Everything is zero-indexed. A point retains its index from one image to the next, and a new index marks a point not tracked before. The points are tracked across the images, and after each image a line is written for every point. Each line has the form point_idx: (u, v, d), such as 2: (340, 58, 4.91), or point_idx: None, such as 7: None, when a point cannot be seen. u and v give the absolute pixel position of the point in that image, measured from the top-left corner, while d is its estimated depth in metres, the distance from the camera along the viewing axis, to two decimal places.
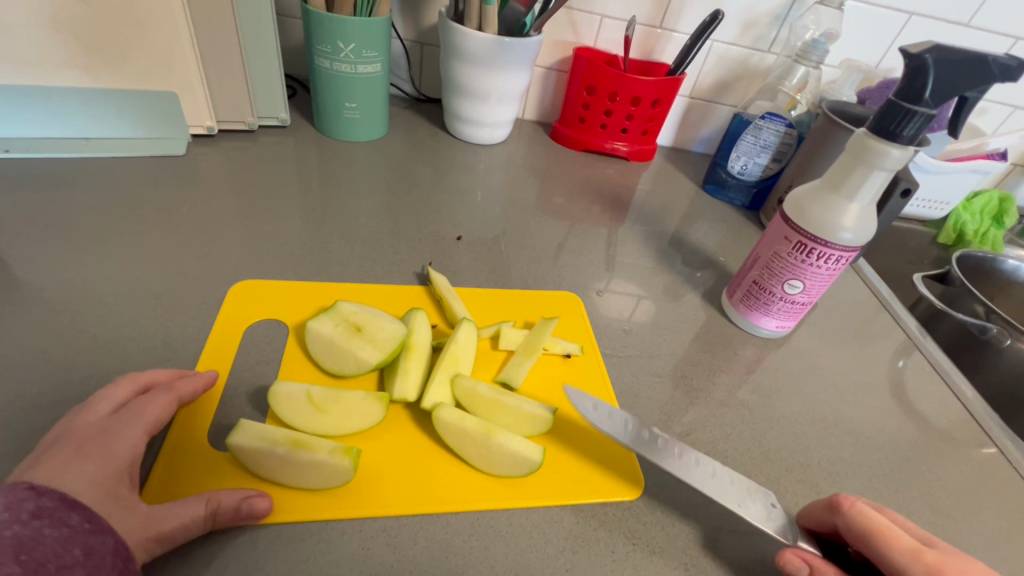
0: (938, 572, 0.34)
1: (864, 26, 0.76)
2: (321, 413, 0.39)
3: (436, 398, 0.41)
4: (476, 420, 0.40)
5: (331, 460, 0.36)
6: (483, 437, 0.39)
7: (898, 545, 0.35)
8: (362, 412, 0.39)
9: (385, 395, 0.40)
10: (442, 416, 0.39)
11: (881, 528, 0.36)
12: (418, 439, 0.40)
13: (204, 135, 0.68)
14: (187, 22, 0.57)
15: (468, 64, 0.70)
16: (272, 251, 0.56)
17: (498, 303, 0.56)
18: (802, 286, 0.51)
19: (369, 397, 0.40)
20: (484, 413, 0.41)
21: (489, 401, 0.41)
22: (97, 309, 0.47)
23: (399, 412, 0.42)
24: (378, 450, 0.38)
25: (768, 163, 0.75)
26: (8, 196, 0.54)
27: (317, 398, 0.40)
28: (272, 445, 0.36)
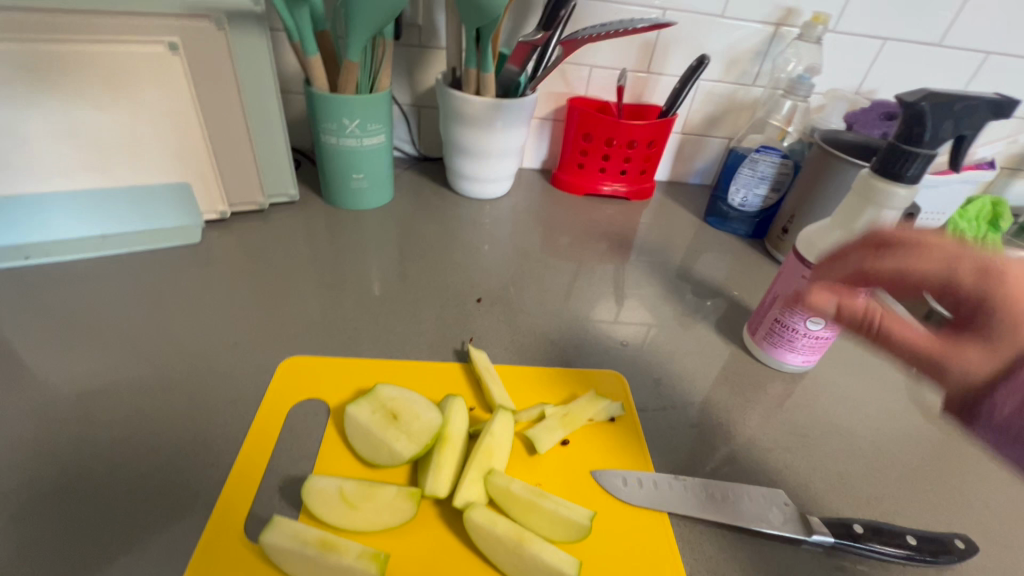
0: (979, 278, 0.31)
1: (842, 54, 0.79)
2: (351, 512, 0.36)
3: (468, 496, 0.37)
4: (508, 523, 0.36)
5: (358, 565, 0.33)
6: (515, 543, 0.35)
7: (932, 272, 0.33)
8: (391, 513, 0.36)
9: (416, 490, 0.37)
10: (474, 519, 0.35)
11: (906, 271, 0.34)
12: (448, 546, 0.36)
13: (217, 219, 0.68)
14: (199, 117, 0.59)
15: (465, 125, 0.72)
16: (292, 329, 0.55)
17: (541, 380, 0.50)
18: (825, 322, 0.51)
19: (400, 491, 0.37)
20: (519, 517, 0.37)
21: (524, 502, 0.37)
22: (122, 411, 0.44)
23: (432, 512, 0.38)
24: (408, 556, 0.35)
25: (767, 193, 0.77)
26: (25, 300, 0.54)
27: (349, 493, 0.37)
28: (302, 545, 0.34)
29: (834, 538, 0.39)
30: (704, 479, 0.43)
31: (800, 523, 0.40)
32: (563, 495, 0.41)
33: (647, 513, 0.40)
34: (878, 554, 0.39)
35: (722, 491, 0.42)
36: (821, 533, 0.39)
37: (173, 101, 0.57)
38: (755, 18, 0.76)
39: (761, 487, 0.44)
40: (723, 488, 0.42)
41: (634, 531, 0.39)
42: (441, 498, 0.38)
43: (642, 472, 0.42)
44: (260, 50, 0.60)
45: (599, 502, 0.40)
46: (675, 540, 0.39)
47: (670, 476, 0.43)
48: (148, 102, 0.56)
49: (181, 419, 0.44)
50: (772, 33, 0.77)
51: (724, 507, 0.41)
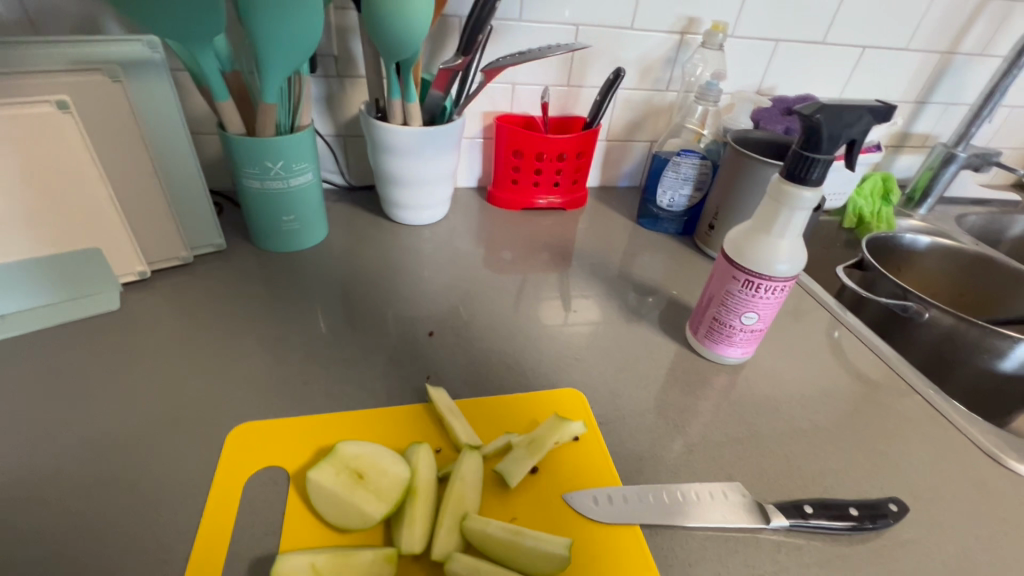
0: None
1: (743, 56, 0.85)
2: None
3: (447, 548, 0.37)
4: (491, 569, 0.36)
5: None
6: None
7: None
8: None
9: (393, 553, 0.36)
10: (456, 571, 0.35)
11: None
12: None
13: (137, 280, 0.62)
14: (102, 177, 0.54)
15: (394, 156, 0.71)
16: (235, 391, 0.51)
17: (504, 410, 0.51)
18: (757, 316, 0.55)
19: (377, 557, 0.36)
20: (500, 559, 0.37)
21: (503, 544, 0.37)
22: (56, 518, 0.41)
23: (413, 569, 0.37)
24: None
25: (692, 193, 0.81)
26: None
27: (323, 569, 0.36)
28: None
29: (788, 523, 0.43)
30: (669, 485, 0.45)
31: (759, 512, 0.44)
32: (540, 527, 0.41)
33: (620, 529, 0.42)
34: (827, 529, 0.44)
35: (688, 494, 0.45)
36: (778, 518, 0.43)
37: (67, 162, 0.51)
38: (662, 28, 0.81)
39: (719, 483, 0.47)
40: (687, 492, 0.45)
41: (610, 550, 0.41)
42: (419, 554, 0.37)
43: (611, 489, 0.44)
44: (165, 99, 0.56)
45: (573, 526, 0.42)
46: (650, 552, 0.41)
47: (636, 487, 0.45)
48: (42, 168, 0.51)
49: (127, 515, 0.41)
50: (678, 41, 0.82)
51: (688, 510, 0.43)
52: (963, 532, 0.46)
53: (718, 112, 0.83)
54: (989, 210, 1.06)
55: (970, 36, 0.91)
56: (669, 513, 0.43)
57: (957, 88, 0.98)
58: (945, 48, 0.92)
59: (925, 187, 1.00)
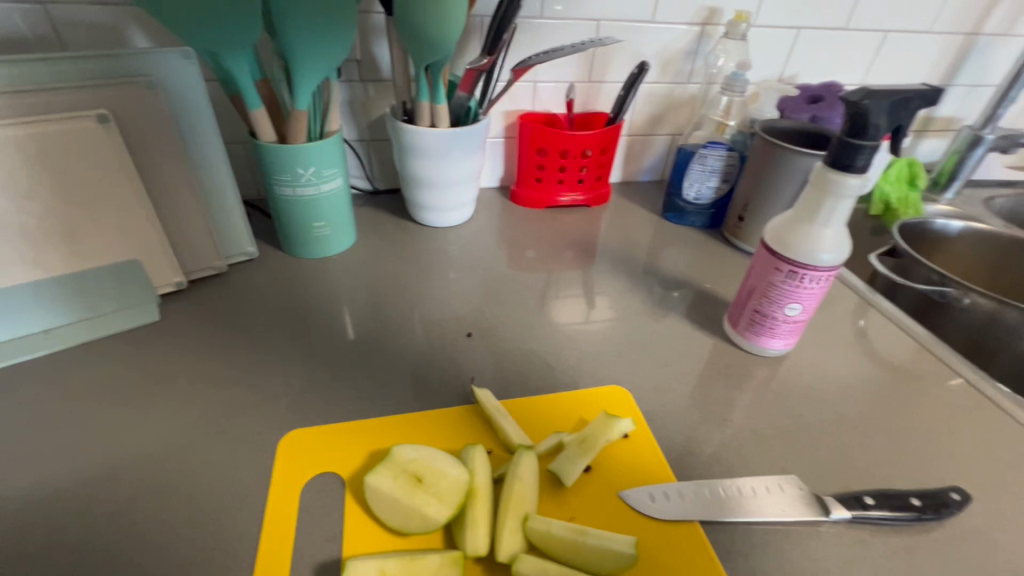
0: None
1: (764, 45, 0.84)
2: None
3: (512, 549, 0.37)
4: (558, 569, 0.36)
5: None
6: None
7: None
8: None
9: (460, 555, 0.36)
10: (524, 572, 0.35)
11: None
12: None
13: (174, 290, 0.62)
14: (138, 188, 0.54)
15: (421, 158, 0.71)
16: (279, 398, 0.51)
17: (550, 409, 0.51)
18: (800, 306, 0.54)
19: (443, 560, 0.36)
20: (564, 559, 0.37)
21: (568, 544, 0.37)
22: (117, 529, 0.41)
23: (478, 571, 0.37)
24: None
25: (718, 185, 0.80)
26: None
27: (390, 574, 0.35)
28: None
29: (848, 515, 0.43)
30: (724, 481, 0.45)
31: (817, 505, 0.43)
32: (598, 525, 0.41)
33: (679, 526, 0.42)
34: (889, 520, 0.43)
35: (743, 488, 0.44)
36: (838, 510, 0.42)
37: (106, 175, 0.52)
38: (683, 21, 0.80)
39: (773, 475, 0.46)
40: (743, 486, 0.44)
41: (671, 547, 0.40)
42: (483, 557, 0.37)
43: (666, 485, 0.44)
44: (198, 109, 0.56)
45: (631, 523, 0.42)
46: (711, 548, 0.41)
47: (691, 483, 0.44)
48: (81, 181, 0.51)
49: (187, 524, 0.41)
50: (700, 33, 0.81)
51: (746, 504, 0.43)
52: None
53: (742, 103, 0.82)
54: (1016, 192, 1.05)
55: (994, 17, 0.90)
56: (726, 508, 0.42)
57: (981, 69, 0.96)
58: (970, 29, 0.91)
59: (951, 171, 0.99)
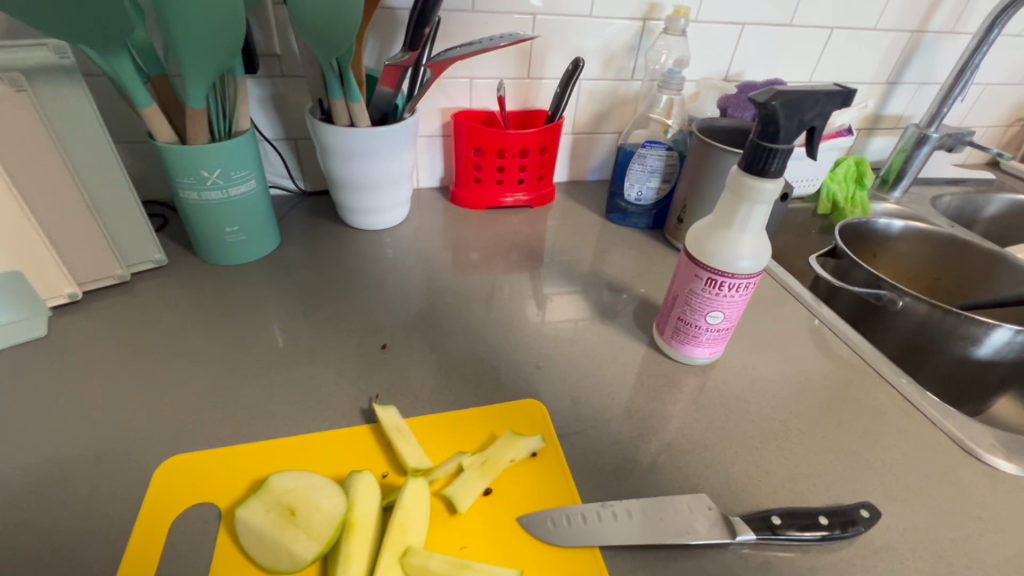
0: None
1: (708, 42, 0.83)
2: None
3: None
4: None
5: None
6: None
7: None
8: None
9: None
10: None
11: None
12: None
13: (68, 303, 0.58)
14: (15, 195, 0.50)
15: (344, 159, 0.67)
16: (166, 419, 0.48)
17: (457, 427, 0.48)
18: (722, 315, 0.53)
19: None
20: None
21: None
22: None
23: None
24: None
25: (660, 185, 0.78)
26: None
27: None
28: None
29: (754, 537, 0.41)
30: (632, 501, 0.43)
31: (724, 526, 0.41)
32: (491, 555, 0.39)
33: (578, 552, 0.40)
34: (796, 540, 0.42)
35: (651, 510, 0.42)
36: (744, 532, 0.41)
37: None
38: (623, 15, 0.77)
39: (685, 494, 0.44)
40: (650, 507, 0.42)
41: None
42: None
43: (568, 508, 0.42)
44: (83, 109, 0.52)
45: (527, 551, 0.40)
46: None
47: (595, 505, 0.42)
48: None
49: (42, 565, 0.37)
50: (641, 28, 0.79)
51: (650, 528, 0.41)
52: (937, 535, 0.44)
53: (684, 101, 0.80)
54: (963, 191, 1.05)
55: (938, 14, 0.89)
56: (630, 533, 0.40)
57: (928, 67, 0.96)
58: (915, 27, 0.90)
59: (899, 170, 0.98)
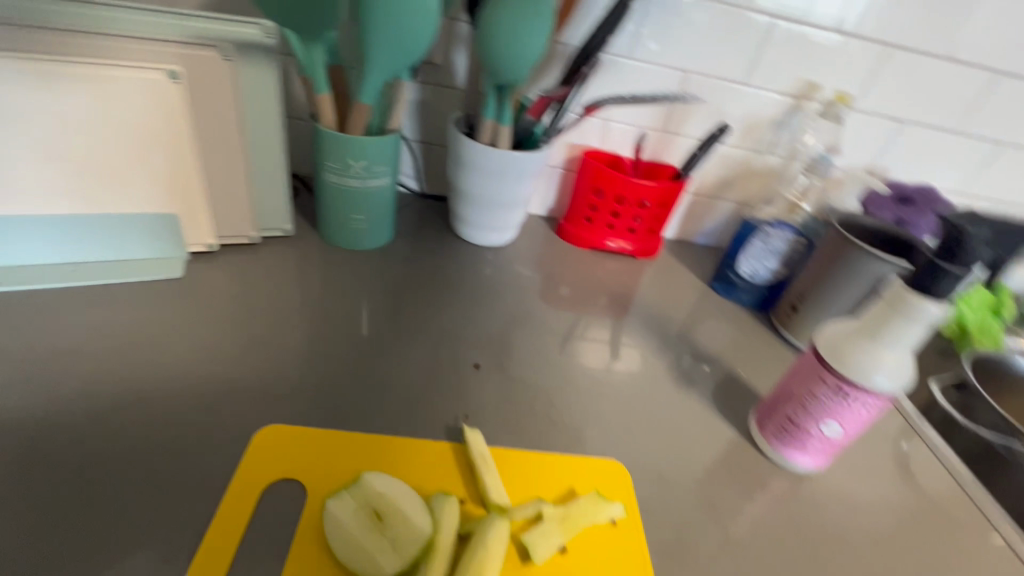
0: None
1: (861, 132, 0.78)
2: None
3: None
4: None
5: None
6: None
7: None
8: None
9: None
10: None
11: None
12: None
13: (204, 251, 0.63)
14: (194, 149, 0.55)
15: (475, 173, 0.69)
16: (270, 389, 0.50)
17: (537, 470, 0.47)
18: (840, 427, 0.49)
19: None
20: None
21: None
22: (67, 490, 0.40)
23: None
24: None
25: (777, 268, 0.75)
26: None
27: None
28: None
29: None
30: None
31: None
32: None
33: None
34: None
35: None
36: None
37: (164, 127, 0.53)
38: (777, 89, 0.75)
39: None
40: None
41: None
42: None
43: None
44: (268, 85, 0.56)
45: None
46: None
47: None
48: (141, 131, 0.52)
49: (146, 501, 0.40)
50: (793, 105, 0.77)
51: None
52: None
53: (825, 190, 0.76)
54: None
55: None
56: None
57: None
58: None
59: None
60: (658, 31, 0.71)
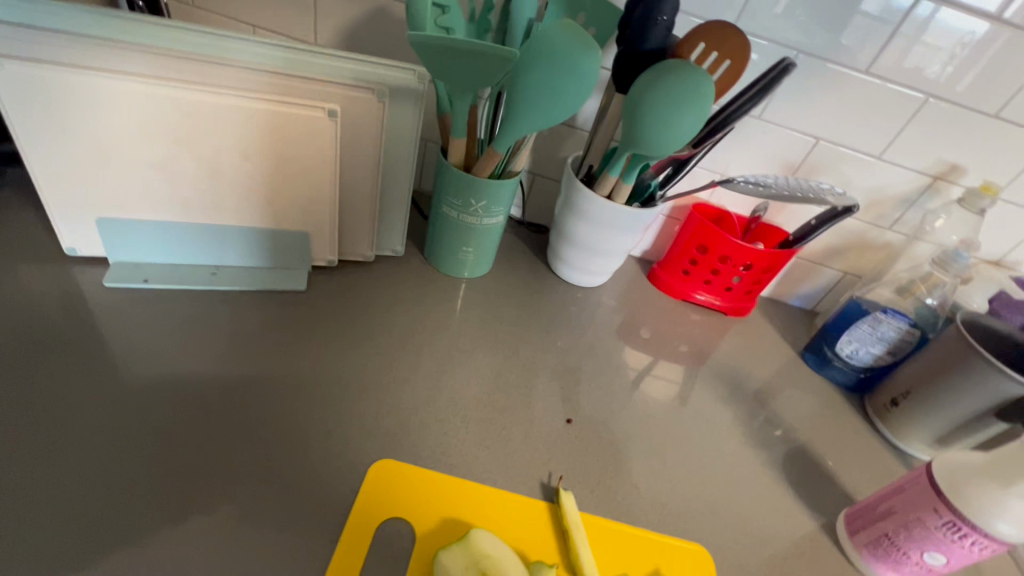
0: None
1: (998, 222, 0.73)
2: None
3: None
4: None
5: None
6: None
7: None
8: None
9: None
10: None
11: None
12: None
13: (324, 265, 0.68)
14: (334, 179, 0.58)
15: (584, 221, 0.69)
16: (380, 421, 0.55)
17: (622, 543, 0.51)
18: (946, 559, 0.48)
19: None
20: None
21: None
22: (217, 494, 0.47)
23: None
24: None
25: (882, 354, 0.71)
26: (152, 333, 0.57)
27: None
28: None
29: None
30: None
31: None
32: None
33: None
34: None
35: None
36: None
37: (313, 160, 0.56)
38: (912, 167, 0.71)
39: None
40: None
41: None
42: None
43: None
44: (410, 123, 0.59)
45: None
46: None
47: None
48: (291, 161, 0.56)
49: (282, 510, 0.47)
50: (928, 185, 0.72)
51: None
52: None
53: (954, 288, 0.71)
54: None
55: None
56: None
57: None
58: None
59: None
60: (796, 98, 0.68)
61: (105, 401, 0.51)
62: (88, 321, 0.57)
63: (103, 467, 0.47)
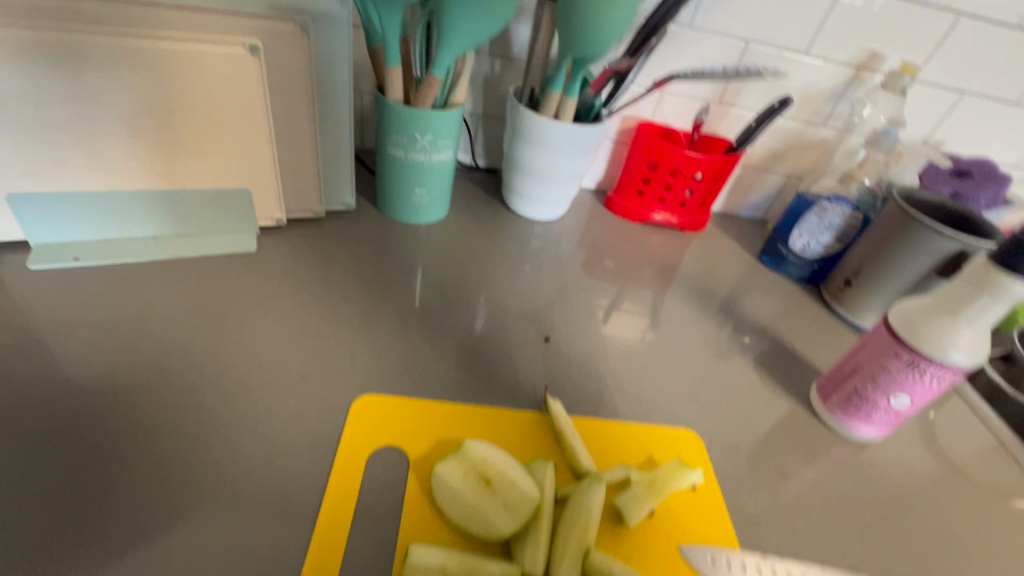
0: None
1: (917, 105, 0.77)
2: None
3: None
4: None
5: None
6: None
7: None
8: None
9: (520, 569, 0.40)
10: None
11: None
12: None
13: (272, 226, 0.65)
14: (268, 126, 0.56)
15: (534, 147, 0.68)
16: (355, 364, 0.54)
17: (615, 439, 0.52)
18: (909, 399, 0.51)
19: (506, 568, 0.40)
20: None
21: None
22: (192, 453, 0.45)
23: None
24: None
25: (831, 241, 0.75)
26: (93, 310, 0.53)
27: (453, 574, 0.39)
28: None
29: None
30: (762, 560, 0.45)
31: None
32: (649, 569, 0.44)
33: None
34: None
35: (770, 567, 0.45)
36: None
37: (242, 106, 0.53)
38: (837, 59, 0.74)
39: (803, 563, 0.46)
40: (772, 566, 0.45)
41: None
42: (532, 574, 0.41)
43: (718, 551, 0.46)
44: (340, 56, 0.57)
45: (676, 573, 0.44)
46: None
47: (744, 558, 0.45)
48: (218, 109, 0.53)
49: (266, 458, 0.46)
50: (853, 75, 0.75)
51: None
52: None
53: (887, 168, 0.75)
54: None
55: None
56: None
57: None
58: None
59: None
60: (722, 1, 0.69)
61: (48, 382, 0.47)
62: (16, 304, 0.52)
63: (59, 444, 0.43)
